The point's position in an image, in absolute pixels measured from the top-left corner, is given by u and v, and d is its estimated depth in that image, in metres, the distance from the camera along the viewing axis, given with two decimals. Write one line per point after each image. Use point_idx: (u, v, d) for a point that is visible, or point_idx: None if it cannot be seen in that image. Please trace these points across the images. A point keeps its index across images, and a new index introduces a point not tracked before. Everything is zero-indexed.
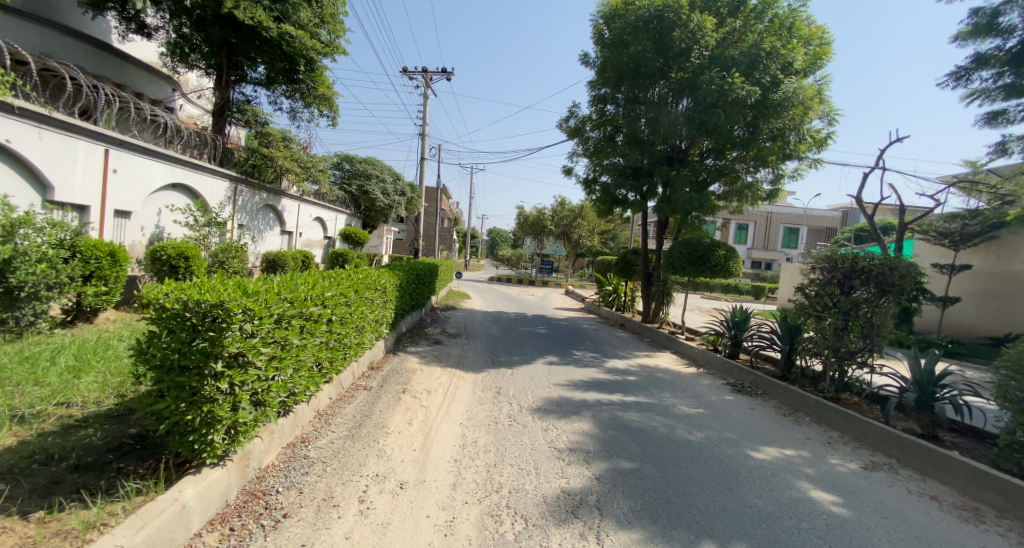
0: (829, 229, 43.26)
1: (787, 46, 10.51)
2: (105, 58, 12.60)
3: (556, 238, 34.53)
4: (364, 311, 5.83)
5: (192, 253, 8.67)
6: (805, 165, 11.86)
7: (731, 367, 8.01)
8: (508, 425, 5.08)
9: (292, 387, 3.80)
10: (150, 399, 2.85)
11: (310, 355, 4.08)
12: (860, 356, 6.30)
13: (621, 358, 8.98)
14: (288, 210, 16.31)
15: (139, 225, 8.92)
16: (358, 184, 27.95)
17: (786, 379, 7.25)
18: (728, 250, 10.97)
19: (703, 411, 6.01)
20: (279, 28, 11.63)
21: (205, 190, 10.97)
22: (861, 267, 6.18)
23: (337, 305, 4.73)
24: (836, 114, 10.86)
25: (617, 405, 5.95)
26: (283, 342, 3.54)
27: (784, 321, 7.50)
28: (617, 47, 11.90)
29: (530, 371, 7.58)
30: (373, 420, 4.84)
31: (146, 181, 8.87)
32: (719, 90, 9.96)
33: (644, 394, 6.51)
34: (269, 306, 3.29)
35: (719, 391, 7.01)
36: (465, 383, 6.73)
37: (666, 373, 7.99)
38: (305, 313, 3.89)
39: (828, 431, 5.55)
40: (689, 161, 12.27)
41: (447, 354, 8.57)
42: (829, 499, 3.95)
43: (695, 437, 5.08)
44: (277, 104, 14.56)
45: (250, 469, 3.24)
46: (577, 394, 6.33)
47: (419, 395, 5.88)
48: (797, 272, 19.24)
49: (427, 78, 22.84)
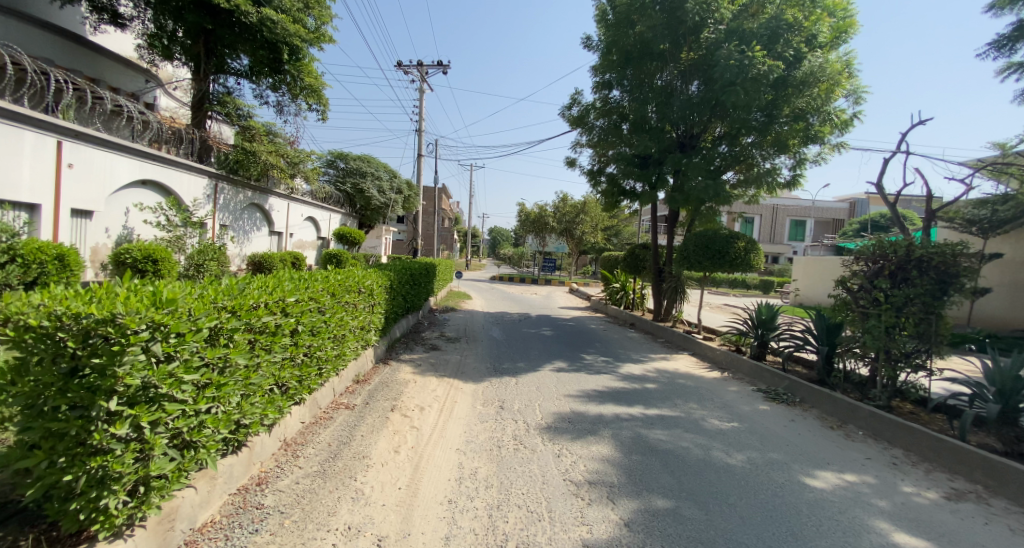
0: (838, 221, 42.32)
1: (810, 18, 9.73)
2: (78, 51, 12.02)
3: (558, 235, 33.69)
4: (345, 317, 5.07)
5: (161, 255, 7.97)
6: (828, 149, 11.00)
7: (760, 371, 7.17)
8: (513, 450, 4.27)
9: (241, 418, 3.02)
10: (18, 452, 2.08)
11: (267, 374, 3.31)
12: (916, 359, 5.43)
13: (636, 362, 8.15)
14: (277, 210, 15.56)
15: (103, 226, 8.15)
16: (352, 182, 27.16)
17: (826, 385, 6.41)
18: (748, 241, 10.08)
19: (738, 425, 5.20)
20: (259, 13, 10.97)
21: (180, 188, 10.20)
22: (917, 256, 5.35)
23: (306, 312, 3.97)
24: (863, 91, 10.02)
25: (638, 421, 5.11)
26: (222, 364, 2.76)
27: (820, 319, 6.67)
28: (623, 27, 11.01)
29: (536, 380, 6.77)
30: (352, 449, 4.06)
31: (110, 178, 8.14)
32: (739, 66, 9.15)
33: (668, 406, 5.69)
34: (195, 319, 2.51)
35: (750, 400, 6.16)
36: (464, 396, 5.92)
37: (687, 378, 7.15)
38: (254, 325, 3.11)
39: (889, 449, 4.69)
40: (701, 147, 11.45)
41: (444, 361, 7.77)
42: (919, 544, 3.09)
43: (735, 460, 4.24)
44: (262, 97, 13.79)
45: (173, 534, 2.45)
46: (590, 408, 5.49)
47: (409, 414, 5.10)
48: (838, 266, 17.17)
49: (422, 72, 22.11)
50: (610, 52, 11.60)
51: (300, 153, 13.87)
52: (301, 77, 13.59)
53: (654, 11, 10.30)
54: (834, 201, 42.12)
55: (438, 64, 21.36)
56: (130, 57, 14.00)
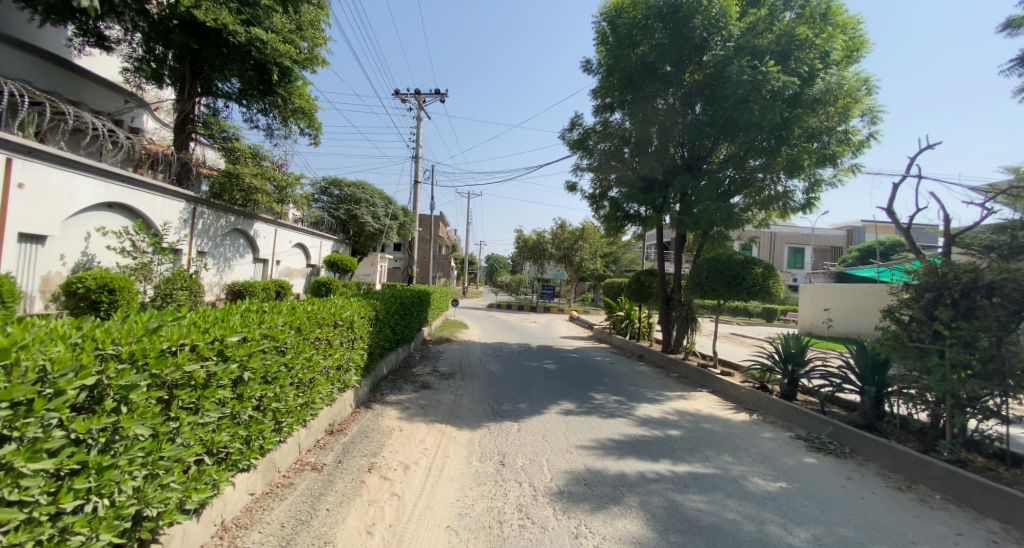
0: (835, 248, 42.18)
1: (823, 35, 9.31)
2: (58, 73, 11.62)
3: (556, 262, 33.03)
4: (314, 357, 4.23)
5: (121, 284, 7.17)
6: (844, 171, 10.46)
7: (796, 413, 6.30)
8: (518, 528, 3.37)
9: (143, 510, 2.15)
10: None
11: (191, 442, 2.46)
12: (989, 404, 4.61)
13: (651, 402, 7.27)
14: (262, 235, 14.84)
15: (57, 252, 7.42)
16: (346, 209, 26.70)
17: (877, 432, 5.54)
18: (766, 267, 9.29)
19: (786, 486, 4.32)
20: (248, 33, 10.52)
21: (151, 211, 9.47)
22: (986, 282, 4.58)
23: (258, 353, 3.15)
24: (880, 111, 9.57)
25: (668, 482, 4.22)
26: (105, 436, 1.92)
27: (864, 355, 5.97)
28: (624, 47, 10.60)
29: (542, 426, 5.87)
30: (312, 531, 3.15)
31: (68, 201, 7.45)
32: (751, 82, 8.76)
33: (699, 461, 4.80)
34: (53, 378, 1.72)
35: (792, 450, 5.27)
36: (458, 449, 5.02)
37: (714, 423, 6.27)
38: (168, 379, 2.28)
39: (980, 520, 3.80)
40: (708, 168, 10.92)
41: (436, 402, 6.85)
42: None
43: (798, 540, 3.33)
44: (252, 120, 13.36)
45: None
46: (608, 465, 4.59)
47: (390, 475, 4.20)
48: (887, 294, 16.31)
49: (420, 100, 22.02)
50: (611, 75, 11.34)
51: (288, 177, 13.24)
52: (292, 99, 13.19)
53: (658, 31, 9.97)
54: (831, 229, 42.18)
55: (436, 92, 21.25)
56: (115, 81, 13.59)
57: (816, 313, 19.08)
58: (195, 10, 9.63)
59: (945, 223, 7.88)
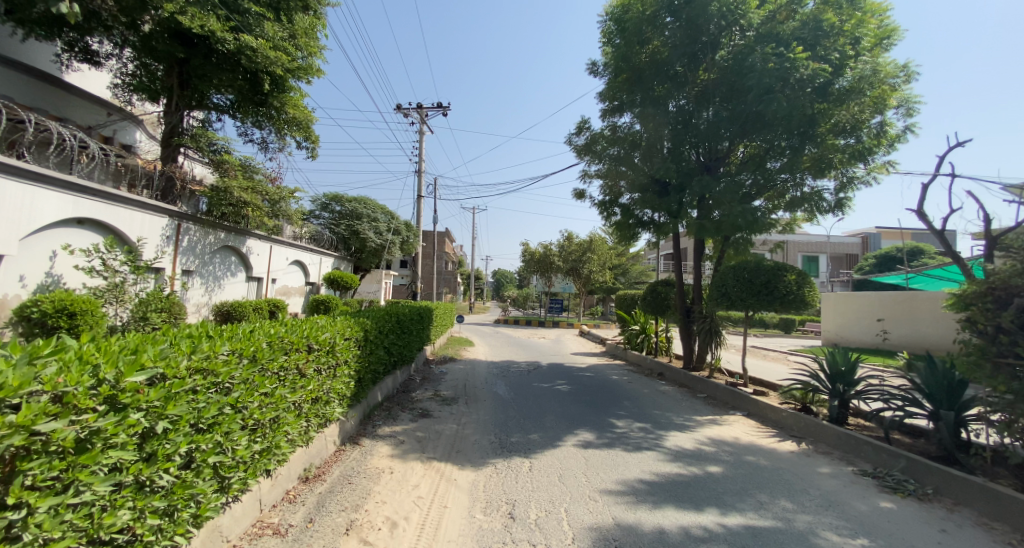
0: (850, 256, 41.02)
1: (851, 21, 8.61)
2: (44, 89, 11.31)
3: (565, 275, 32.12)
4: (275, 391, 3.43)
5: (79, 307, 6.63)
6: (879, 168, 9.61)
7: (857, 444, 5.36)
8: None
9: None
10: None
11: (52, 536, 1.67)
12: None
13: (681, 429, 6.38)
14: (256, 252, 14.23)
15: (14, 274, 6.84)
16: (347, 225, 26.23)
17: (960, 468, 4.62)
18: (799, 274, 8.39)
19: (868, 543, 3.42)
20: (237, 41, 10.01)
21: (127, 226, 8.86)
22: None
23: (183, 395, 2.37)
24: (917, 100, 8.77)
25: (720, 543, 3.33)
26: None
27: (933, 374, 5.07)
28: (634, 43, 9.91)
29: (558, 463, 5.01)
30: None
31: (27, 216, 6.85)
32: (779, 71, 8.09)
33: (752, 509, 3.91)
34: None
35: (862, 493, 4.35)
36: (457, 497, 4.17)
37: (759, 455, 5.37)
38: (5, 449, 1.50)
39: None
40: (727, 169, 10.15)
41: (435, 435, 5.99)
42: None
43: None
44: (245, 134, 12.87)
45: None
46: (641, 517, 3.73)
47: (370, 540, 3.32)
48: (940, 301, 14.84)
49: (422, 114, 21.70)
50: (619, 75, 10.70)
51: (282, 192, 12.69)
52: (285, 110, 12.72)
53: (670, 24, 9.37)
54: (846, 237, 41.03)
55: (437, 106, 20.88)
56: (105, 97, 13.22)
57: (863, 325, 17.38)
58: (180, 16, 9.15)
59: (985, 226, 7.06)
